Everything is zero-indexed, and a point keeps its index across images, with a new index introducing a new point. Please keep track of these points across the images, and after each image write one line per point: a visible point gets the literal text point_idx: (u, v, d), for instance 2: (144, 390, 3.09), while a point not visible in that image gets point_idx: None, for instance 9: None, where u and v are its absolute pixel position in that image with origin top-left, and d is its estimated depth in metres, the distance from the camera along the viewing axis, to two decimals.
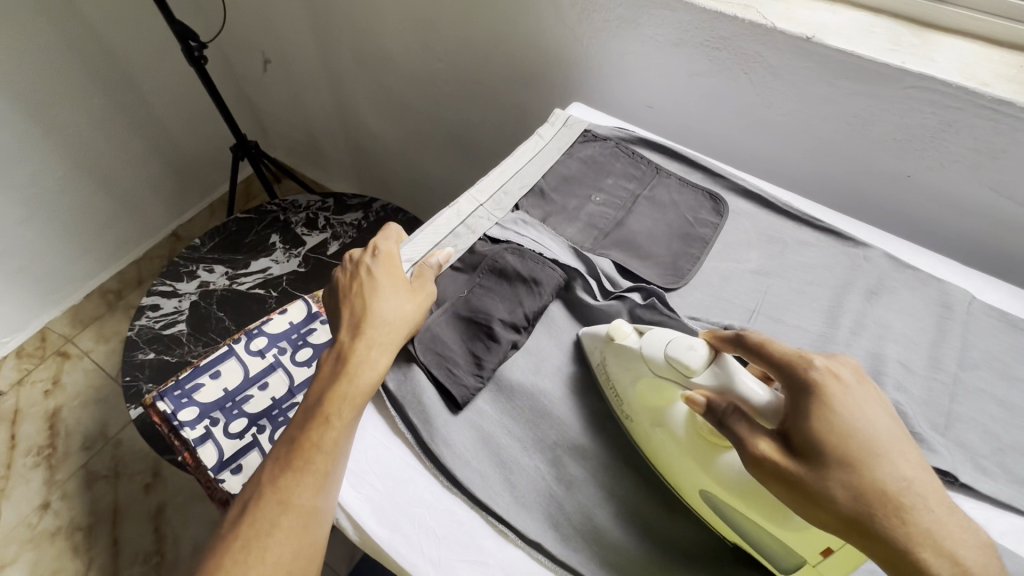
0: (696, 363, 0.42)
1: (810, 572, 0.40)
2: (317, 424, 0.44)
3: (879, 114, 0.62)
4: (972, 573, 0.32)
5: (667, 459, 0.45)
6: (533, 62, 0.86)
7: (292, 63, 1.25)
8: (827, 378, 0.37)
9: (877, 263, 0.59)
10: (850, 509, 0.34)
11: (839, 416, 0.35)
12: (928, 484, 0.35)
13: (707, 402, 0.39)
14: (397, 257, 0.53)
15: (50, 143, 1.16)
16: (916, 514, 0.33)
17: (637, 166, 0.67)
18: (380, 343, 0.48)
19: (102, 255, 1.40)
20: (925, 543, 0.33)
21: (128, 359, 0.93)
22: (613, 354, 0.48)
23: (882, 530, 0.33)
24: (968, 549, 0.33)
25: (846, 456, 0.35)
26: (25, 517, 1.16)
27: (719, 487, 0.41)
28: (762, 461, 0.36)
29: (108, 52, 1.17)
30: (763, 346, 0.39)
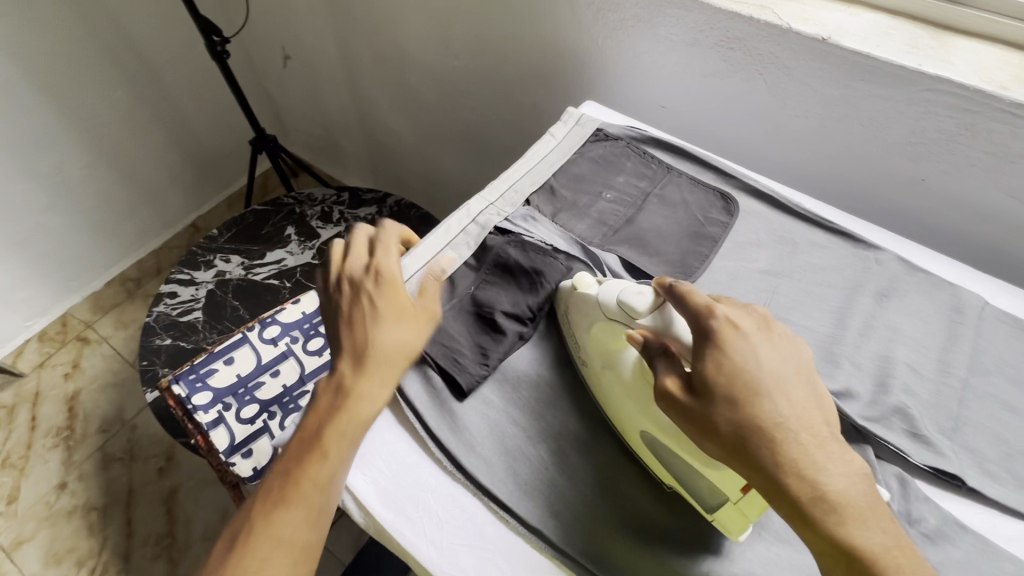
0: (642, 306, 0.44)
1: (732, 511, 0.41)
2: (314, 462, 0.41)
3: (894, 117, 0.62)
4: (838, 501, 0.35)
5: (614, 399, 0.47)
6: (549, 60, 0.86)
7: (312, 59, 1.27)
8: (724, 326, 0.39)
9: (889, 266, 0.59)
10: (730, 437, 0.36)
11: (730, 359, 0.37)
12: (803, 421, 0.36)
13: (643, 340, 0.42)
14: (401, 277, 0.47)
15: (75, 132, 1.19)
16: (791, 448, 0.35)
17: (648, 166, 0.67)
18: (384, 370, 0.44)
19: (123, 244, 1.43)
20: (795, 470, 0.35)
21: (145, 344, 0.95)
22: (574, 303, 0.51)
23: (757, 458, 0.35)
24: (840, 478, 0.35)
25: (733, 393, 0.36)
26: (43, 495, 1.20)
27: (654, 428, 0.43)
28: (667, 395, 0.39)
29: (133, 45, 1.20)
30: (687, 295, 0.40)
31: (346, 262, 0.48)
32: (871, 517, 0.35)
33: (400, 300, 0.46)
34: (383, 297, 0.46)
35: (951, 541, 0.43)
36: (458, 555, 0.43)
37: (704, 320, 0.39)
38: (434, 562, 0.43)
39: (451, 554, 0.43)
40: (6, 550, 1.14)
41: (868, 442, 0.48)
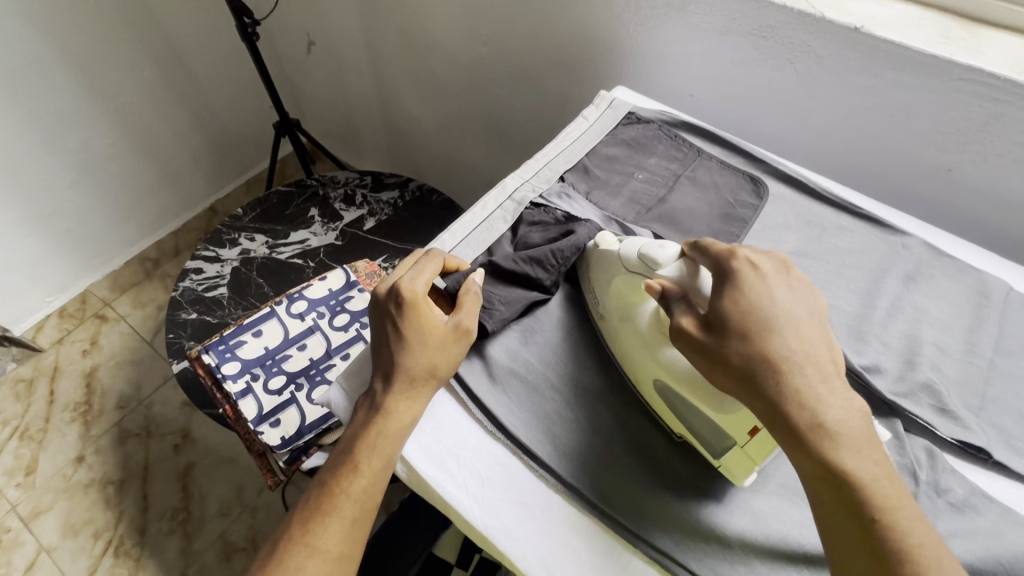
0: (664, 260, 0.47)
1: (737, 457, 0.44)
2: (347, 473, 0.46)
3: (923, 107, 0.63)
4: (835, 429, 0.37)
5: (629, 349, 0.49)
6: (579, 48, 0.88)
7: (337, 45, 1.28)
8: (743, 268, 0.42)
9: (916, 252, 0.60)
10: (739, 367, 0.39)
11: (748, 297, 0.41)
12: (809, 358, 0.39)
13: (660, 289, 0.45)
14: (425, 298, 0.49)
15: (102, 110, 1.21)
16: (796, 378, 0.38)
17: (679, 149, 0.68)
18: (412, 397, 0.47)
19: (144, 224, 1.45)
20: (794, 394, 0.38)
21: (171, 317, 0.97)
22: (597, 258, 0.53)
23: (760, 384, 0.38)
24: (840, 409, 0.38)
25: (748, 329, 0.39)
26: (61, 468, 1.21)
27: (666, 371, 0.46)
28: (682, 332, 0.42)
29: (162, 26, 1.21)
30: (706, 250, 0.45)
31: (378, 283, 0.52)
32: (863, 447, 0.37)
33: (426, 319, 0.48)
34: (409, 316, 0.48)
35: (978, 511, 0.44)
36: (499, 509, 0.45)
37: (725, 265, 0.43)
38: (475, 515, 0.44)
39: (492, 507, 0.45)
40: (24, 520, 1.15)
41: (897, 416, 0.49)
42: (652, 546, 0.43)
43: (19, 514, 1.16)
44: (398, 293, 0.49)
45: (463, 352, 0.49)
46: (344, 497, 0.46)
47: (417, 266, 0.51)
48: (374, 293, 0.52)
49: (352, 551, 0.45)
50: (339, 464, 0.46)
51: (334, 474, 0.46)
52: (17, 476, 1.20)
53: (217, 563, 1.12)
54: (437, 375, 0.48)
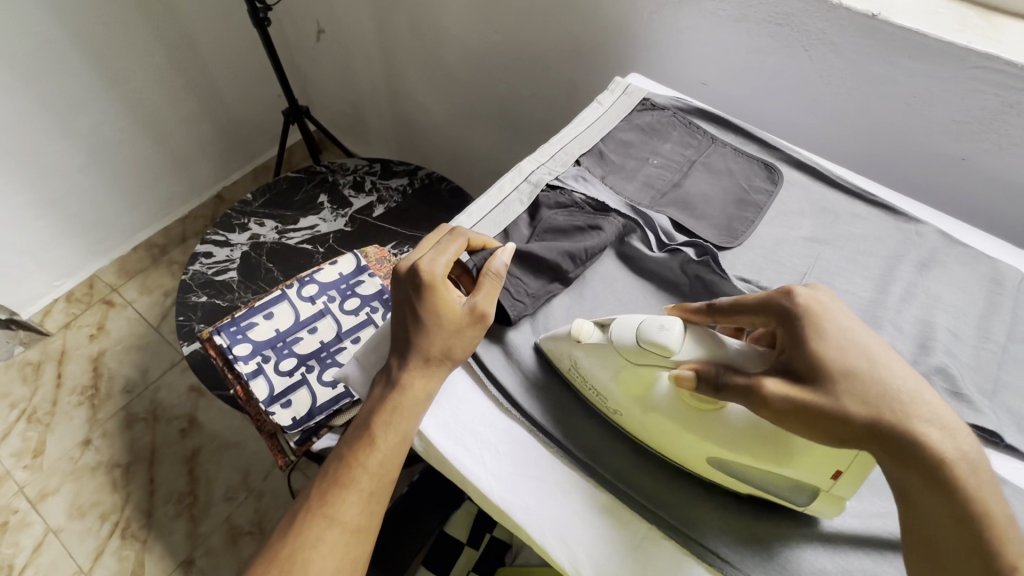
0: (672, 342, 0.43)
1: (825, 499, 0.42)
2: (364, 447, 0.47)
3: (939, 96, 0.63)
4: (976, 460, 0.36)
5: (667, 436, 0.45)
6: (591, 36, 0.88)
7: (347, 33, 1.28)
8: (812, 300, 0.41)
9: (930, 239, 0.60)
10: (864, 415, 0.37)
11: (832, 331, 0.40)
12: (921, 385, 0.38)
13: (695, 374, 0.41)
14: (444, 278, 0.50)
15: (113, 94, 1.21)
16: (919, 416, 0.37)
17: (694, 135, 0.68)
18: (427, 377, 0.48)
19: (152, 210, 1.45)
20: (928, 437, 0.36)
21: (181, 300, 0.97)
22: (583, 358, 0.47)
23: (894, 428, 0.36)
24: (969, 441, 0.37)
25: (847, 369, 0.38)
26: (68, 451, 1.22)
27: (730, 450, 0.42)
28: (773, 400, 0.38)
29: (174, 13, 1.21)
30: (749, 297, 0.43)
31: (400, 261, 0.53)
32: (995, 479, 0.36)
33: (444, 300, 0.49)
34: (428, 297, 0.49)
35: None
36: (516, 484, 0.46)
37: (784, 300, 0.42)
38: (493, 490, 0.45)
39: (510, 480, 0.46)
40: (32, 501, 1.16)
41: None
42: (665, 522, 0.44)
43: (26, 496, 1.17)
44: (419, 273, 0.49)
45: (480, 335, 0.50)
46: (361, 470, 0.46)
47: (439, 246, 0.51)
48: (396, 271, 0.52)
49: (369, 524, 0.46)
50: (357, 437, 0.47)
51: (351, 447, 0.47)
52: (25, 458, 1.21)
53: (223, 546, 1.13)
54: (452, 357, 0.49)
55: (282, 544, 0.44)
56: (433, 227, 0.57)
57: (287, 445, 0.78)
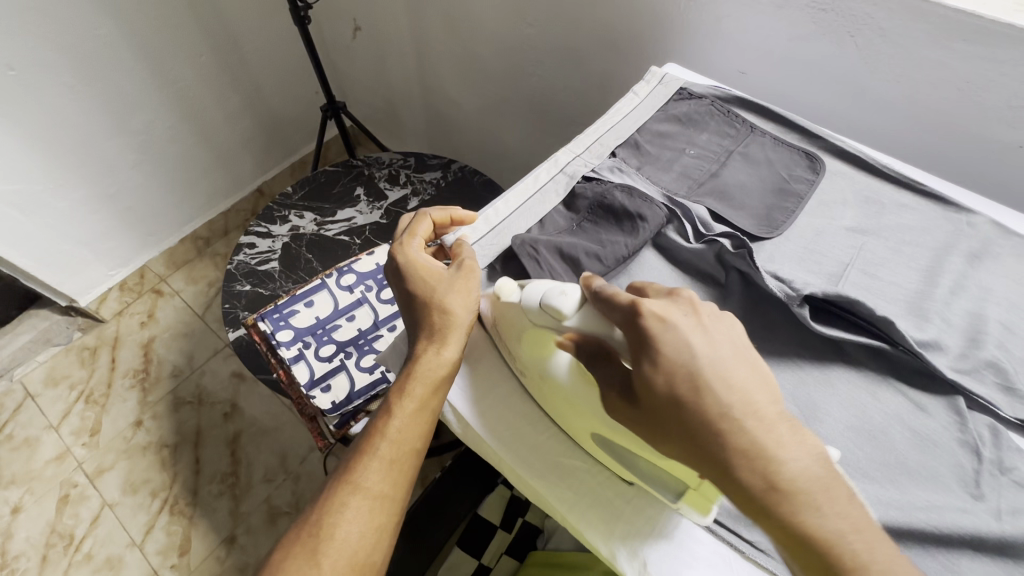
0: (565, 308, 0.43)
1: (693, 496, 0.43)
2: (384, 416, 0.49)
3: (994, 81, 0.60)
4: (793, 489, 0.35)
5: (563, 411, 0.48)
6: (627, 27, 0.87)
7: (381, 32, 1.31)
8: (651, 322, 0.38)
9: (982, 230, 0.58)
10: (679, 436, 0.37)
11: (663, 355, 0.37)
12: (746, 408, 0.36)
13: (572, 345, 0.43)
14: (423, 261, 0.54)
15: (163, 92, 1.26)
16: (739, 443, 0.35)
17: (732, 124, 0.67)
18: (437, 339, 0.50)
19: (197, 204, 1.52)
20: (742, 466, 0.35)
21: (227, 289, 1.02)
22: (501, 312, 0.49)
23: (708, 454, 0.36)
24: (792, 464, 0.35)
25: (674, 394, 0.37)
26: (122, 430, 1.29)
27: (605, 430, 0.44)
28: (611, 403, 0.41)
29: (221, 15, 1.26)
30: (609, 295, 0.41)
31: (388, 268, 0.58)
32: (827, 502, 0.35)
33: (427, 270, 0.53)
34: (413, 274, 0.53)
35: None
36: (551, 467, 0.49)
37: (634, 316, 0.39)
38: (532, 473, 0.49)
39: (545, 465, 0.49)
40: (90, 476, 1.24)
41: (960, 394, 0.48)
42: None
43: (85, 471, 1.25)
44: (396, 258, 0.54)
45: (477, 287, 0.52)
46: (382, 439, 0.48)
47: (409, 234, 0.56)
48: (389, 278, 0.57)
49: (394, 492, 0.48)
50: (378, 410, 0.50)
51: (374, 419, 0.50)
52: (84, 436, 1.29)
53: (263, 526, 1.18)
54: (455, 314, 0.50)
55: (313, 512, 0.47)
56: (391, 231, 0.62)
57: (327, 427, 0.81)
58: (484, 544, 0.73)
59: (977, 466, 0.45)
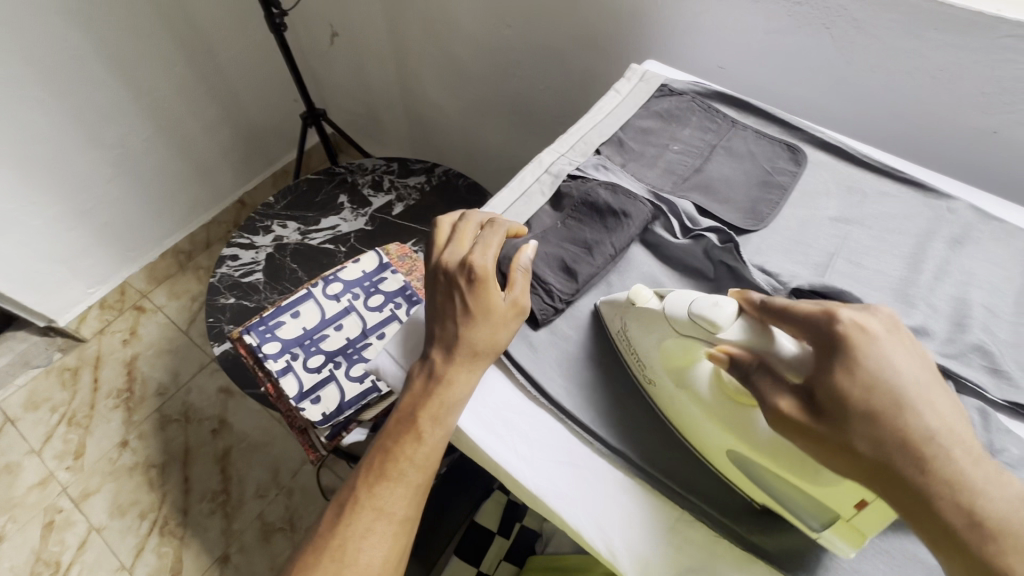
0: (722, 319, 0.41)
1: (846, 529, 0.39)
2: (410, 440, 0.47)
3: (966, 69, 0.61)
4: (1001, 530, 0.32)
5: (695, 424, 0.45)
6: (605, 25, 0.87)
7: (360, 37, 1.30)
8: (851, 330, 0.37)
9: (962, 215, 0.59)
10: (870, 456, 0.34)
11: (862, 365, 0.36)
12: (952, 437, 0.34)
13: (729, 358, 0.40)
14: (492, 278, 0.50)
15: (137, 104, 1.24)
16: (937, 469, 0.33)
17: (714, 119, 0.67)
18: (474, 367, 0.48)
19: (177, 217, 1.49)
20: (943, 492, 0.33)
21: (210, 303, 1.00)
22: (635, 319, 0.48)
23: (902, 477, 0.34)
24: (998, 502, 0.32)
25: (871, 410, 0.35)
26: (107, 452, 1.26)
27: (749, 448, 0.41)
28: (780, 417, 0.37)
29: (194, 24, 1.24)
30: (788, 304, 0.40)
31: (437, 262, 0.52)
32: None
33: (490, 294, 0.49)
34: (479, 293, 0.49)
35: None
36: (548, 470, 0.46)
37: (826, 325, 0.38)
38: (528, 476, 0.46)
39: (545, 468, 0.46)
40: (75, 500, 1.21)
41: (949, 378, 0.48)
42: (696, 506, 0.44)
43: (69, 496, 1.21)
44: (468, 267, 0.49)
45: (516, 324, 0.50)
46: (409, 464, 0.47)
47: (483, 241, 0.51)
48: (434, 274, 0.51)
49: (415, 514, 0.47)
50: (402, 432, 0.47)
51: (396, 441, 0.47)
52: (67, 460, 1.25)
53: (257, 543, 1.16)
54: (497, 348, 0.49)
55: (332, 535, 0.45)
56: (435, 219, 0.55)
57: (317, 440, 0.80)
58: (482, 552, 0.72)
59: None
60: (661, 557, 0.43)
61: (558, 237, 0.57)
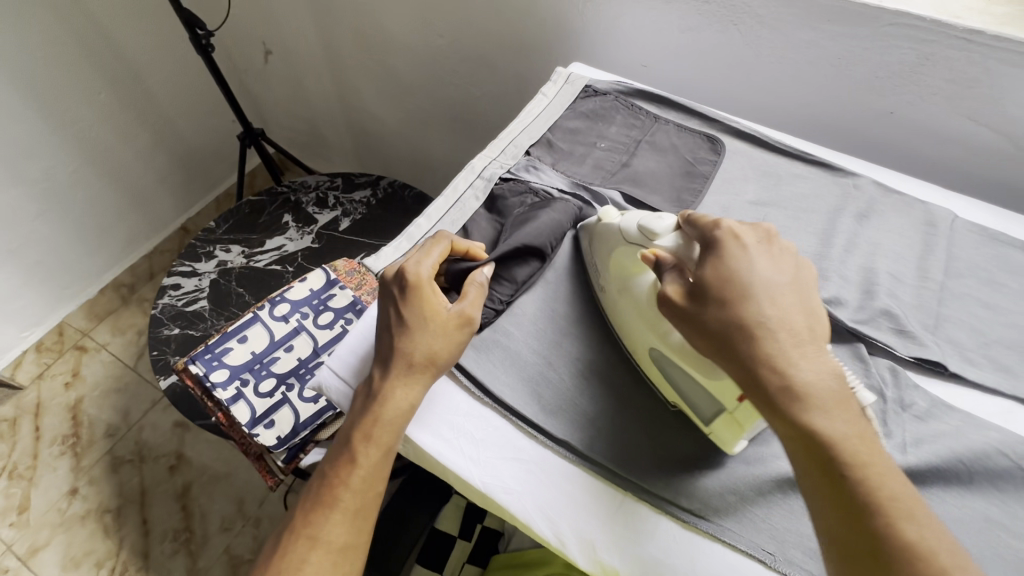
0: (661, 230, 0.47)
1: (728, 421, 0.44)
2: (345, 463, 0.47)
3: (860, 55, 0.66)
4: (806, 388, 0.37)
5: (626, 321, 0.50)
6: (533, 32, 0.89)
7: (294, 53, 1.28)
8: (727, 236, 0.43)
9: (866, 191, 0.63)
10: (717, 329, 0.39)
11: (727, 261, 0.41)
12: (784, 320, 0.39)
13: (655, 259, 0.45)
14: (430, 286, 0.49)
15: (61, 136, 1.18)
16: (770, 339, 0.38)
17: (637, 116, 0.70)
18: (410, 377, 0.47)
19: (115, 249, 1.43)
20: (766, 357, 0.38)
21: (153, 335, 0.97)
22: (598, 235, 0.53)
23: (738, 346, 0.39)
24: (815, 369, 0.38)
25: (725, 294, 0.40)
26: (55, 503, 1.19)
27: (660, 339, 0.47)
28: (663, 299, 0.42)
29: (115, 47, 1.20)
30: (704, 219, 0.45)
31: (382, 277, 0.52)
32: (836, 408, 0.37)
33: (431, 302, 0.49)
34: (414, 299, 0.49)
35: (941, 419, 0.48)
36: (494, 468, 0.47)
37: (712, 234, 0.43)
38: (474, 475, 0.47)
39: (491, 466, 0.47)
40: (22, 558, 1.13)
41: (860, 341, 0.52)
42: (643, 488, 0.46)
43: (16, 554, 1.14)
44: (402, 272, 0.50)
45: (458, 338, 0.49)
46: (345, 488, 0.47)
47: (423, 250, 0.52)
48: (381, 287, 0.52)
49: (356, 541, 0.47)
50: (339, 456, 0.47)
51: (333, 466, 0.47)
52: (11, 515, 1.18)
53: None
54: (435, 361, 0.48)
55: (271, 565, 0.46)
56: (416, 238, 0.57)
57: (274, 464, 0.78)
58: (446, 556, 0.73)
59: (884, 406, 0.49)
60: (612, 544, 0.44)
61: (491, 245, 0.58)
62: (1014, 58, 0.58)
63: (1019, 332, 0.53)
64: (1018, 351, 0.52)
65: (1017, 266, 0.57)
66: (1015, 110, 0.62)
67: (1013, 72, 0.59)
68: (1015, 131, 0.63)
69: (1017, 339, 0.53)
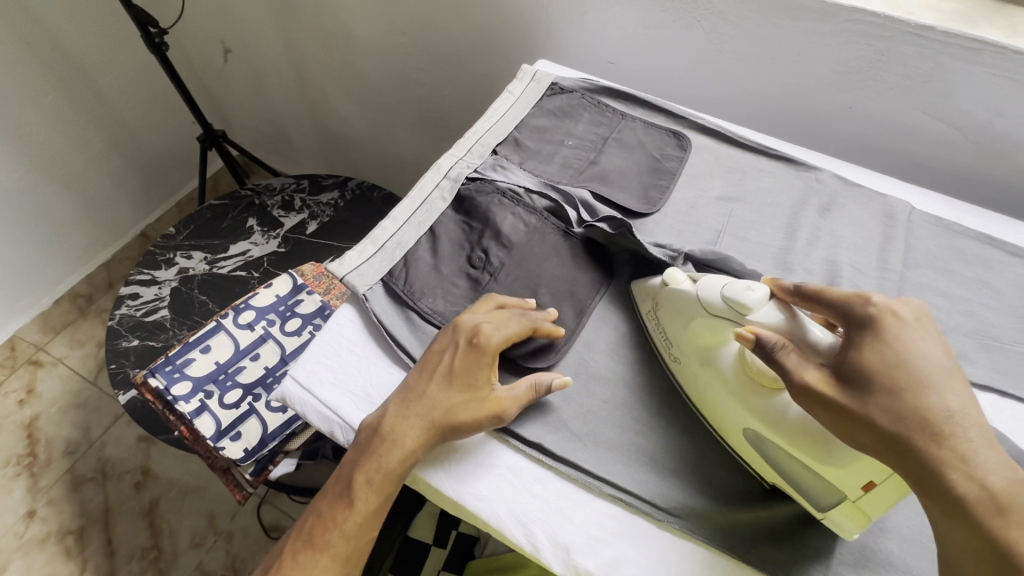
0: (754, 303, 0.43)
1: (852, 513, 0.40)
2: (342, 506, 0.46)
3: (818, 50, 0.67)
4: (1005, 501, 0.33)
5: (713, 398, 0.46)
6: (498, 29, 0.88)
7: (255, 51, 1.24)
8: (885, 313, 0.39)
9: (827, 184, 0.64)
10: (890, 428, 0.36)
11: (892, 344, 0.38)
12: (972, 416, 0.36)
13: (756, 337, 0.41)
14: (488, 358, 0.47)
15: (7, 140, 1.12)
16: (959, 443, 0.35)
17: (604, 114, 0.70)
18: (427, 435, 0.46)
19: (71, 258, 1.37)
20: (954, 467, 0.34)
21: (112, 347, 0.93)
22: (665, 301, 0.50)
23: (916, 450, 0.35)
24: (1009, 478, 0.34)
25: (897, 384, 0.37)
26: (11, 526, 1.14)
27: (764, 423, 0.42)
28: (808, 390, 0.38)
29: (63, 46, 1.14)
30: (825, 292, 0.43)
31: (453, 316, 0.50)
32: None
33: (483, 371, 0.47)
34: (468, 358, 0.47)
35: None
36: (465, 476, 0.47)
37: (862, 310, 0.40)
38: (445, 483, 0.46)
39: (462, 475, 0.47)
40: None
41: None
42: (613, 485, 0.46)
43: None
44: (466, 323, 0.48)
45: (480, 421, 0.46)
46: (337, 533, 0.46)
47: (497, 317, 0.49)
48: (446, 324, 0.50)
49: None
50: (336, 493, 0.47)
51: (329, 505, 0.47)
52: None
53: None
54: (453, 428, 0.46)
55: None
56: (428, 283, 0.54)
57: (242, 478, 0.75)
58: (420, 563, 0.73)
59: None
60: (585, 546, 0.44)
61: (471, 250, 0.57)
62: (962, 52, 0.60)
63: (972, 319, 0.55)
64: (972, 338, 0.54)
65: (969, 254, 0.59)
66: (965, 105, 0.64)
67: (963, 67, 0.61)
68: (966, 123, 0.65)
69: (971, 326, 0.55)
